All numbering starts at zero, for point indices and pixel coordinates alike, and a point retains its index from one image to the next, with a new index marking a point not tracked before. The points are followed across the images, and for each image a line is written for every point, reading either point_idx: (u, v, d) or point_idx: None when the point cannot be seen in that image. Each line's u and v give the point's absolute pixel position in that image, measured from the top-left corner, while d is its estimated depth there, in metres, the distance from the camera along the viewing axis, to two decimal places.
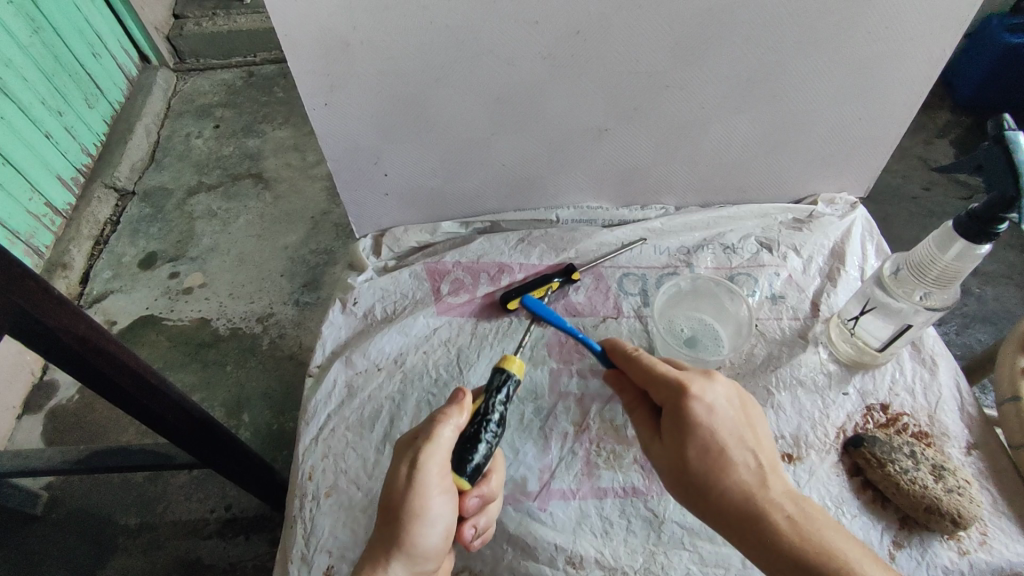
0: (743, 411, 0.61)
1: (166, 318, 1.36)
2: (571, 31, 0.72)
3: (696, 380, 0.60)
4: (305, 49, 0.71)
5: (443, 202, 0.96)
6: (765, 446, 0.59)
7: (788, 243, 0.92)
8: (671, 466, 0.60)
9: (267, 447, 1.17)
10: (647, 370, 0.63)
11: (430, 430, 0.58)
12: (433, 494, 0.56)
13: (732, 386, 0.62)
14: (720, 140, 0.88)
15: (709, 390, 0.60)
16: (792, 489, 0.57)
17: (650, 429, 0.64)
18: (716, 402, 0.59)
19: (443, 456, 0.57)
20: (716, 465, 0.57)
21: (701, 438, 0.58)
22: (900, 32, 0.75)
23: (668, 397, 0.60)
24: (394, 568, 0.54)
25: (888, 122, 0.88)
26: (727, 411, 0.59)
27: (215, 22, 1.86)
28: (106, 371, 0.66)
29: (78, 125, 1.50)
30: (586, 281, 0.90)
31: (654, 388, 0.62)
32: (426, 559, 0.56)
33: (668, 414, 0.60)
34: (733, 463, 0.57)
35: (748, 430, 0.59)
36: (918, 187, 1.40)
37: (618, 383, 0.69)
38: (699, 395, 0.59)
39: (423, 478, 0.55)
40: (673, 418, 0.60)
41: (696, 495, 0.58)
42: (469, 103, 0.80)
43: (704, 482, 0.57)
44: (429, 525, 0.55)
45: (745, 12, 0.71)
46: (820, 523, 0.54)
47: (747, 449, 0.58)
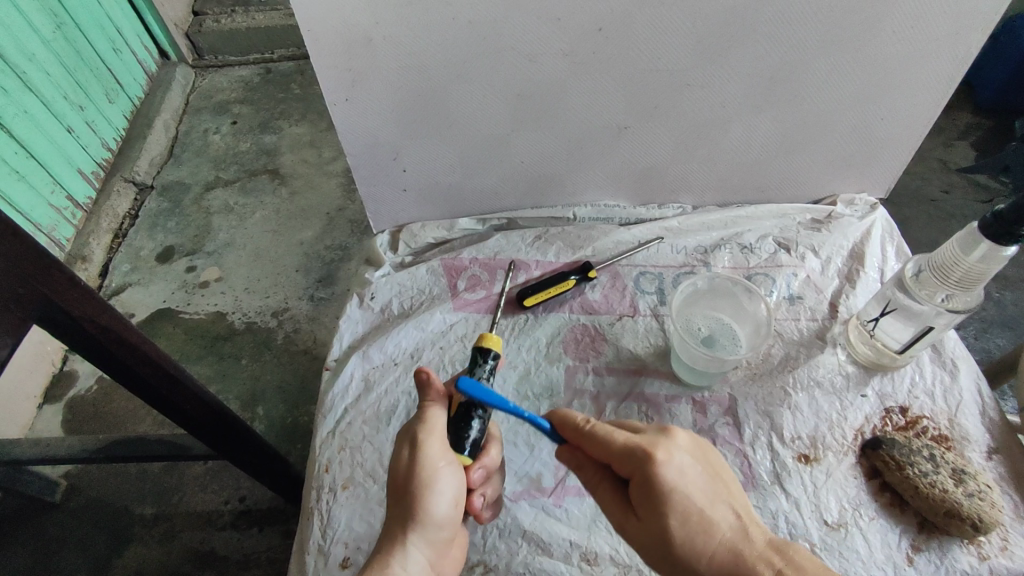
0: (709, 463, 0.58)
1: (183, 311, 1.38)
2: (592, 28, 0.72)
3: (658, 444, 0.56)
4: (328, 44, 0.72)
5: (460, 198, 0.97)
6: (737, 496, 0.57)
7: (807, 243, 0.91)
8: (650, 542, 0.56)
9: (282, 440, 1.18)
10: (602, 445, 0.57)
11: (425, 409, 0.58)
12: (439, 468, 0.56)
13: (691, 437, 0.59)
14: (739, 139, 0.88)
15: (674, 450, 0.56)
16: (773, 538, 0.55)
17: (617, 503, 0.59)
18: (683, 464, 0.55)
19: (443, 431, 0.58)
20: (696, 532, 0.54)
21: (677, 510, 0.54)
22: (925, 31, 0.74)
23: (633, 471, 0.55)
24: (412, 540, 0.55)
25: (911, 122, 0.87)
26: (693, 466, 0.56)
27: (234, 19, 1.88)
28: (128, 361, 0.67)
29: (99, 119, 1.52)
30: (602, 279, 0.90)
31: (616, 461, 0.57)
32: (442, 532, 0.57)
33: (636, 490, 0.56)
34: (712, 527, 0.54)
35: (718, 489, 0.56)
36: (937, 189, 1.39)
37: (574, 460, 0.62)
38: (666, 461, 0.54)
39: (426, 454, 0.56)
40: (644, 495, 0.55)
41: (681, 565, 0.54)
42: (489, 99, 0.80)
43: (685, 555, 0.54)
44: (439, 497, 0.56)
45: (769, 10, 0.71)
46: (817, 550, 0.53)
47: (725, 509, 0.55)
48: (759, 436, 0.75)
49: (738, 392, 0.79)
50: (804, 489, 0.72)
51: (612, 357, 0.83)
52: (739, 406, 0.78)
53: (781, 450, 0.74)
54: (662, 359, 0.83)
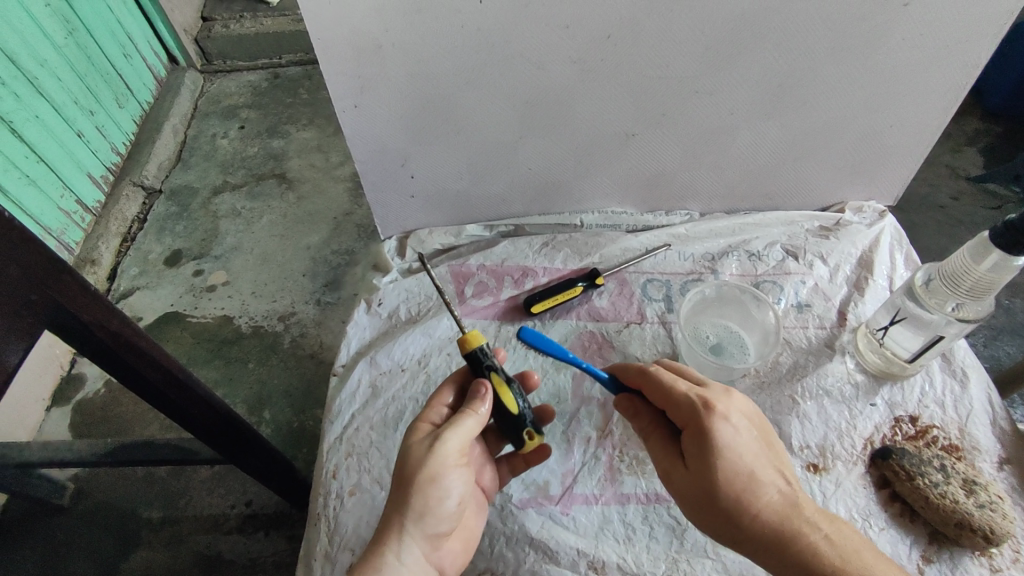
0: (762, 431, 0.59)
1: (191, 314, 1.38)
2: (601, 36, 0.72)
3: (718, 402, 0.58)
4: (338, 52, 0.72)
5: (468, 205, 0.97)
6: (786, 465, 0.58)
7: (815, 251, 0.91)
8: (695, 495, 0.57)
9: (288, 445, 1.18)
10: (667, 390, 0.60)
11: (459, 416, 0.58)
12: (451, 467, 0.57)
13: (748, 405, 0.60)
14: (747, 147, 0.88)
15: (732, 409, 0.58)
16: (820, 508, 0.56)
17: (668, 453, 0.61)
18: (740, 423, 0.57)
19: (466, 434, 0.58)
20: (743, 490, 0.55)
21: (729, 463, 0.55)
22: (936, 39, 0.74)
23: (690, 421, 0.57)
24: (408, 532, 0.55)
25: (919, 130, 0.87)
26: (747, 428, 0.57)
27: (242, 24, 1.90)
28: (137, 365, 0.68)
29: (109, 124, 1.54)
30: (609, 286, 0.90)
31: (675, 408, 0.59)
32: (439, 528, 0.57)
33: (689, 439, 0.58)
34: (758, 486, 0.55)
35: (768, 454, 0.57)
36: (945, 196, 1.38)
37: (633, 409, 0.66)
38: (724, 415, 0.57)
39: (442, 451, 0.56)
40: (694, 446, 0.57)
41: (727, 521, 0.56)
42: (498, 106, 0.80)
43: (730, 510, 0.55)
44: (444, 494, 0.56)
45: (779, 17, 0.71)
46: (852, 541, 0.54)
47: (773, 476, 0.56)
48: None
49: (746, 400, 0.78)
50: (813, 499, 0.71)
51: None
52: None
53: (789, 459, 0.74)
54: None
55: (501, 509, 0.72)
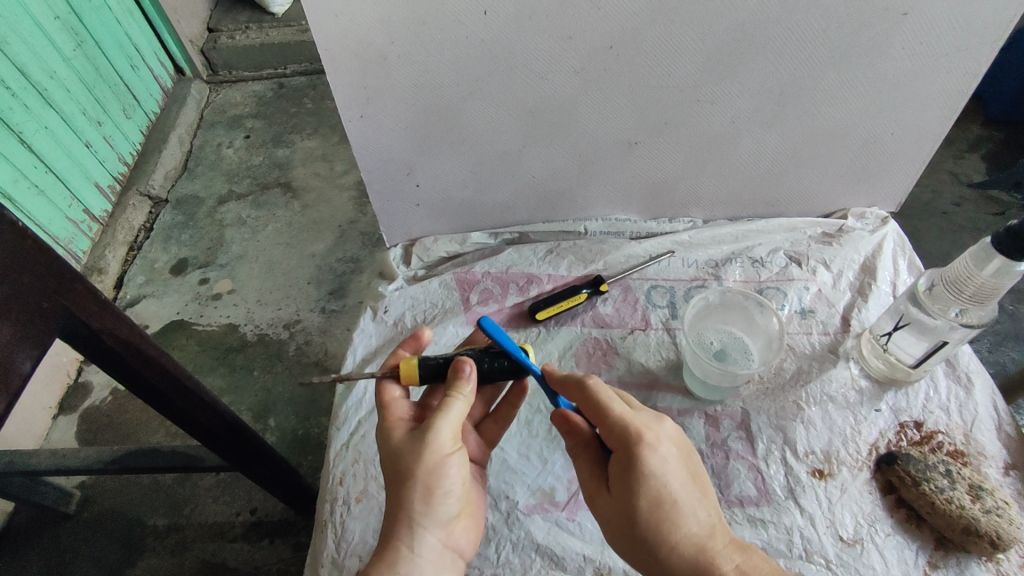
0: (690, 461, 0.59)
1: (196, 323, 1.39)
2: (603, 46, 0.73)
3: (650, 429, 0.57)
4: (344, 63, 0.74)
5: (473, 213, 0.98)
6: (710, 495, 0.58)
7: (818, 257, 0.92)
8: (617, 520, 0.57)
9: (293, 452, 1.19)
10: (597, 412, 0.59)
11: (448, 400, 0.58)
12: (448, 454, 0.56)
13: (678, 434, 0.60)
14: (749, 154, 0.89)
15: (662, 440, 0.57)
16: (736, 538, 0.57)
17: (594, 476, 0.60)
18: (668, 454, 0.57)
19: (457, 419, 0.58)
20: (661, 525, 0.54)
21: (652, 493, 0.55)
22: (936, 48, 0.75)
23: (620, 448, 0.57)
24: (419, 525, 0.55)
25: (920, 138, 0.87)
26: (673, 460, 0.57)
27: (247, 35, 1.92)
28: (145, 373, 0.68)
29: (116, 134, 1.55)
30: (613, 293, 0.90)
31: (606, 429, 0.58)
32: (448, 516, 0.57)
33: (617, 465, 0.57)
34: (675, 522, 0.55)
35: (691, 486, 0.57)
36: (948, 202, 1.38)
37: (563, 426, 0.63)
38: (653, 446, 0.56)
39: (437, 442, 0.56)
40: (618, 473, 0.57)
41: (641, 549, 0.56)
42: (501, 116, 0.81)
43: (648, 541, 0.55)
44: (447, 484, 0.56)
45: (780, 26, 0.71)
46: (764, 569, 0.55)
47: (692, 512, 0.55)
48: (772, 450, 0.75)
49: (750, 406, 0.79)
50: (818, 505, 0.71)
51: (624, 371, 0.83)
52: (752, 420, 0.77)
53: (795, 465, 0.74)
54: (674, 372, 0.83)
55: (507, 515, 0.72)
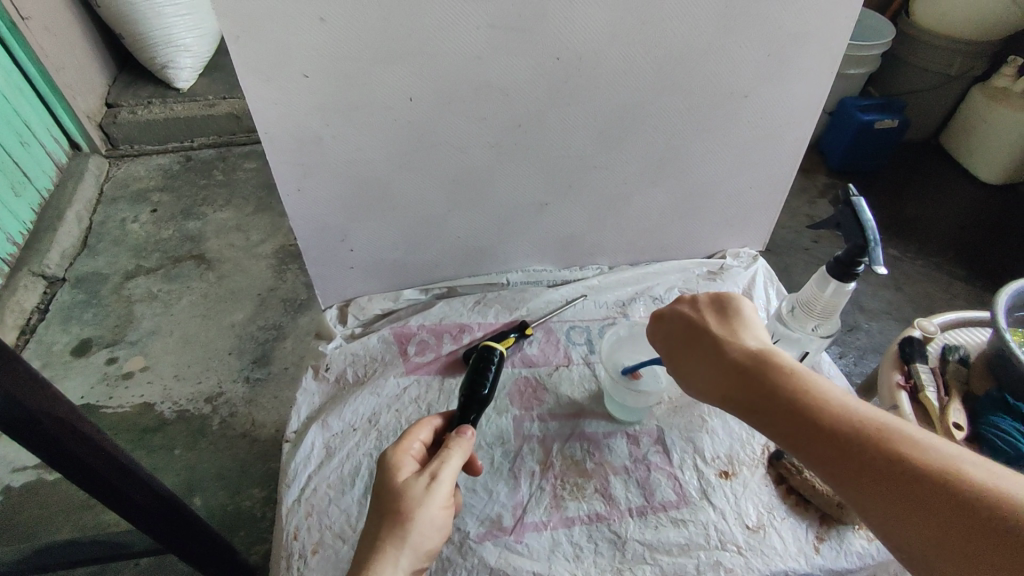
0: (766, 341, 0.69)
1: (106, 406, 1.34)
2: (513, 125, 0.86)
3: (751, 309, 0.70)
4: (282, 144, 0.81)
5: (404, 273, 1.06)
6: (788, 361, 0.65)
7: (706, 292, 1.07)
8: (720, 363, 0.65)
9: (224, 526, 1.16)
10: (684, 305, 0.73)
11: (453, 448, 0.66)
12: (445, 508, 0.62)
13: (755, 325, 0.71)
14: (641, 209, 1.04)
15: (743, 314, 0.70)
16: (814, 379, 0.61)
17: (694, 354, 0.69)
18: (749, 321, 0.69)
19: (454, 470, 0.65)
20: (759, 354, 0.62)
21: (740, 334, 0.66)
22: (773, 120, 0.94)
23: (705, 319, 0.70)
24: (403, 559, 0.57)
25: (772, 190, 1.07)
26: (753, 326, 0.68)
27: (151, 109, 1.92)
28: (78, 452, 0.70)
29: (3, 212, 1.50)
30: (538, 335, 1.00)
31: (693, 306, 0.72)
32: (424, 561, 0.60)
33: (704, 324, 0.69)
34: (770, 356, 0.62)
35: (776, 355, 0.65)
36: (807, 240, 1.64)
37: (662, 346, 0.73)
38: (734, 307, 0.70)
39: (438, 489, 0.62)
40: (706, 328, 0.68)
41: (729, 377, 0.63)
42: (428, 185, 0.92)
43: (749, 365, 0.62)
44: (433, 529, 0.60)
45: (653, 106, 0.88)
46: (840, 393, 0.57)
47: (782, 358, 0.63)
48: (686, 459, 0.86)
49: (664, 423, 0.90)
50: (726, 500, 0.82)
51: (553, 404, 0.92)
52: (666, 435, 0.89)
53: (704, 469, 0.85)
54: (598, 401, 0.93)
55: (460, 545, 0.77)
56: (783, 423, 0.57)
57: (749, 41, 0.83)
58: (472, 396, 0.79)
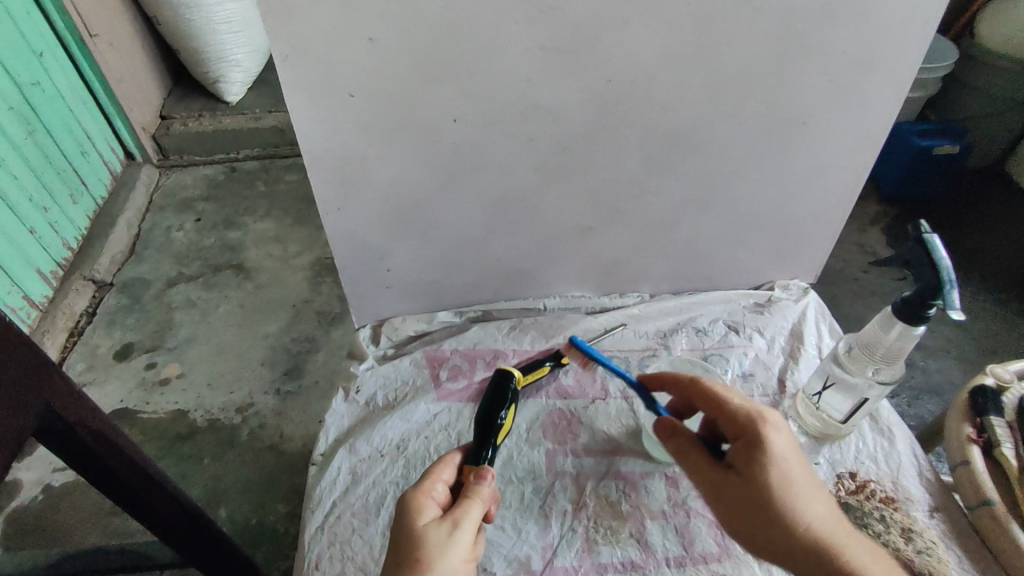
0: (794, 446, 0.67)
1: (142, 411, 1.35)
2: (558, 147, 0.83)
3: (768, 411, 0.66)
4: (323, 162, 0.80)
5: (439, 294, 1.04)
6: (814, 482, 0.64)
7: (753, 325, 1.02)
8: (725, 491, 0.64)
9: (247, 541, 1.15)
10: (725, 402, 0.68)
11: (473, 494, 0.62)
12: (465, 559, 0.59)
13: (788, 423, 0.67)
14: (688, 237, 1.00)
15: (781, 422, 0.65)
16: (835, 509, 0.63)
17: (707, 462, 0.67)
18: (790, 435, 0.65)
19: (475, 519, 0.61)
20: (770, 491, 0.61)
21: (775, 463, 0.62)
22: (833, 148, 0.89)
23: (742, 430, 0.65)
24: None
25: (828, 221, 1.01)
26: (789, 442, 0.64)
27: (201, 121, 1.97)
28: (112, 465, 0.69)
29: (62, 219, 1.54)
30: (574, 364, 0.96)
31: (733, 418, 0.67)
32: None
33: (746, 443, 0.65)
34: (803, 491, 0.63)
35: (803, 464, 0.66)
36: (858, 270, 1.56)
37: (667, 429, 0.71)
38: (773, 422, 0.65)
39: (459, 539, 0.59)
40: (751, 449, 0.64)
41: (733, 509, 0.63)
42: (467, 207, 0.89)
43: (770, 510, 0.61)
44: None
45: (705, 131, 0.84)
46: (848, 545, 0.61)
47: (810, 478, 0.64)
48: None
49: None
50: None
51: (588, 440, 0.88)
52: None
53: None
54: (635, 438, 0.88)
55: None
56: (783, 566, 0.62)
57: (812, 66, 0.78)
58: (489, 427, 0.74)
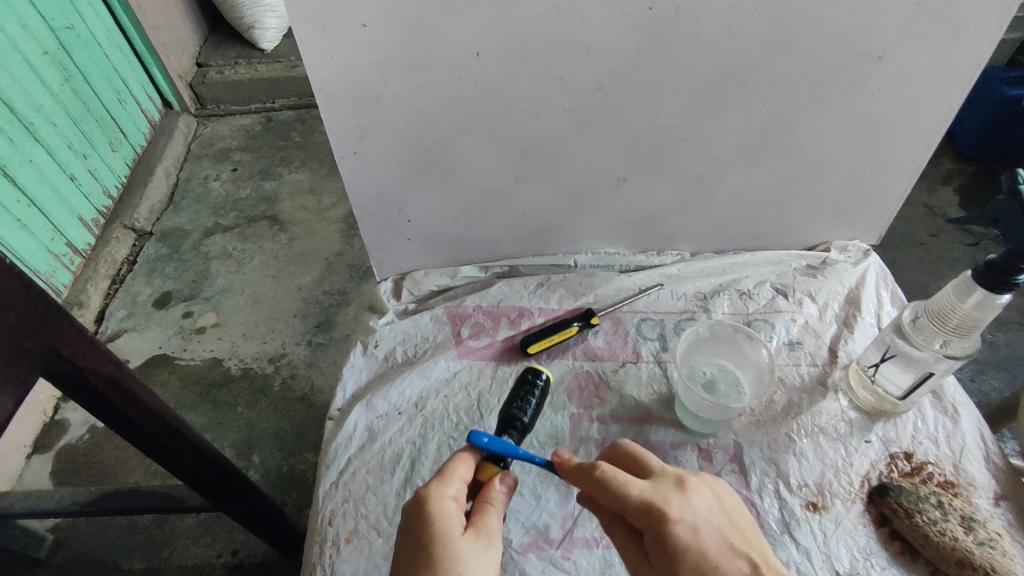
0: (726, 517, 0.56)
1: (179, 357, 1.37)
2: (592, 87, 0.75)
3: (669, 499, 0.55)
4: (339, 102, 0.75)
5: (464, 248, 0.99)
6: (757, 546, 0.55)
7: (804, 289, 0.93)
8: None
9: (277, 489, 1.16)
10: (615, 490, 0.55)
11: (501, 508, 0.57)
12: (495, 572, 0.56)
13: (705, 490, 0.57)
14: (734, 190, 0.91)
15: (687, 506, 0.55)
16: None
17: (632, 550, 0.58)
18: (698, 518, 0.54)
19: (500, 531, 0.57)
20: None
21: (689, 561, 0.52)
22: (909, 89, 0.78)
23: (646, 523, 0.54)
24: None
25: (898, 174, 0.90)
26: (702, 522, 0.54)
27: (237, 70, 1.94)
28: (129, 412, 0.66)
29: (101, 167, 1.55)
30: (604, 326, 0.91)
31: (630, 510, 0.55)
32: None
33: (651, 545, 0.54)
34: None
35: (735, 533, 0.55)
36: (924, 233, 1.43)
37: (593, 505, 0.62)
38: (680, 516, 0.54)
39: (494, 555, 0.55)
40: (657, 549, 0.54)
41: None
42: (493, 153, 0.83)
43: None
44: None
45: (761, 69, 0.74)
46: None
47: (739, 556, 0.53)
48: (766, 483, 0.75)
49: (743, 439, 0.79)
50: (813, 538, 0.71)
51: (616, 405, 0.83)
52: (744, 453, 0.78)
53: (788, 498, 0.74)
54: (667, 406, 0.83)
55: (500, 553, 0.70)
56: None
57: None
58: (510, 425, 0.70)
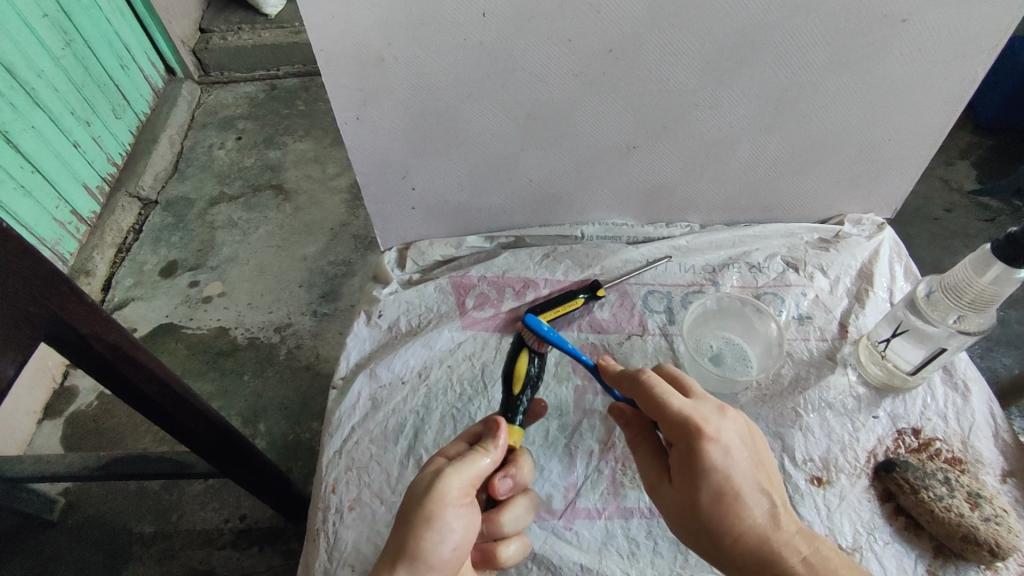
0: (755, 449, 0.58)
1: (185, 326, 1.37)
2: (603, 50, 0.72)
3: (709, 422, 0.55)
4: (341, 64, 0.72)
5: (469, 218, 0.97)
6: (775, 483, 0.57)
7: (815, 262, 0.91)
8: (681, 509, 0.57)
9: (283, 456, 1.17)
10: (658, 401, 0.57)
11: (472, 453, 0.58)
12: (455, 509, 0.54)
13: (741, 421, 0.58)
14: (746, 160, 0.89)
15: (723, 429, 0.56)
16: (803, 526, 0.56)
17: (657, 463, 0.61)
18: (732, 444, 0.55)
19: (469, 473, 0.56)
20: (721, 512, 0.54)
21: (715, 484, 0.54)
22: (932, 55, 0.75)
23: (682, 439, 0.56)
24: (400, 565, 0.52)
25: (916, 145, 0.88)
26: (736, 450, 0.55)
27: (239, 35, 1.90)
28: (134, 379, 0.66)
29: (105, 134, 1.53)
30: (611, 298, 0.89)
31: (665, 421, 0.57)
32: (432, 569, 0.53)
33: (679, 457, 0.56)
34: (748, 508, 0.54)
35: (759, 466, 0.57)
36: (939, 209, 1.40)
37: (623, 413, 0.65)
38: (715, 437, 0.55)
39: (444, 485, 0.54)
40: (685, 464, 0.56)
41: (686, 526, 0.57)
42: (498, 119, 0.80)
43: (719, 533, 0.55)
44: (442, 534, 0.53)
45: (778, 31, 0.71)
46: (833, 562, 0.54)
47: (761, 491, 0.55)
48: (771, 457, 0.75)
49: (748, 413, 0.78)
50: (817, 513, 0.71)
51: None
52: None
53: (793, 472, 0.74)
54: None
55: None
56: None
57: None
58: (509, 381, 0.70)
